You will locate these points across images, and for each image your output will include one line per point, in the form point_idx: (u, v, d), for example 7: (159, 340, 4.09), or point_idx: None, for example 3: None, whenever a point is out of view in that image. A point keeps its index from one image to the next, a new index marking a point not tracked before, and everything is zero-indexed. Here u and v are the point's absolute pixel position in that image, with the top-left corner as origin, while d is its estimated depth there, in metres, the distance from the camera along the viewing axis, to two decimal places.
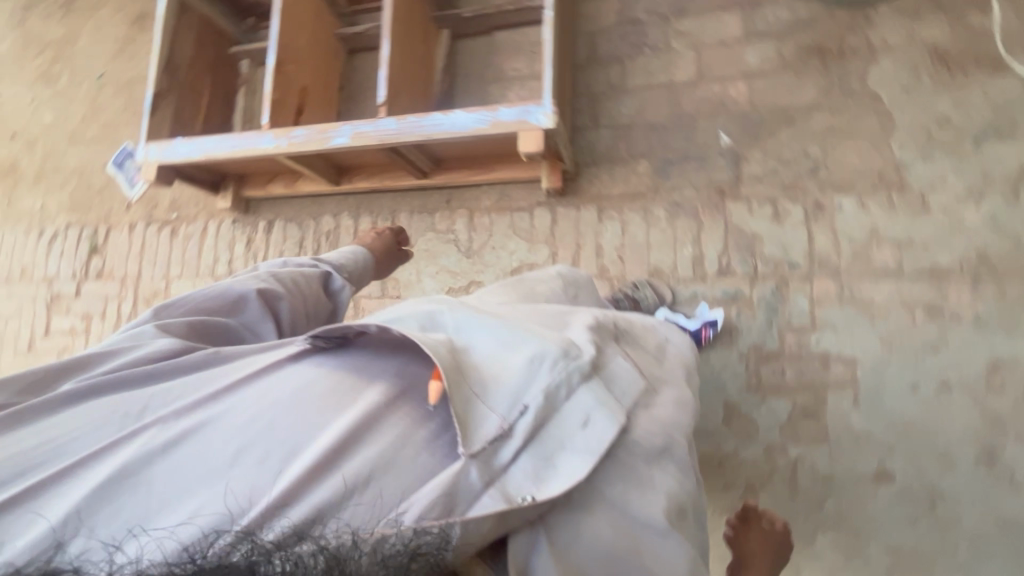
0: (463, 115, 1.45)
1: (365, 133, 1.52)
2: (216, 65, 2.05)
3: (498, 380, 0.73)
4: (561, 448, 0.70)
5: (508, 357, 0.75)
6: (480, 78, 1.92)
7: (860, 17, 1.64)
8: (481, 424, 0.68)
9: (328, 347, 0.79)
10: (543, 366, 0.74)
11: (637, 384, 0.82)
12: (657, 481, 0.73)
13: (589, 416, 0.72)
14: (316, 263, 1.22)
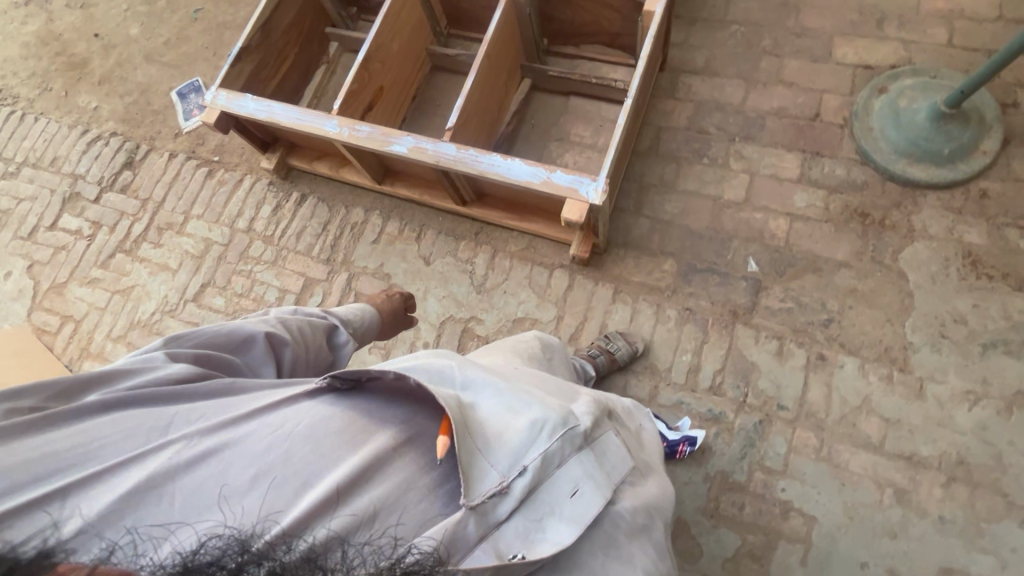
0: (520, 165, 1.50)
1: (423, 151, 1.57)
2: (308, 38, 2.14)
3: (501, 439, 0.81)
4: (550, 514, 0.79)
5: (513, 420, 0.84)
6: (545, 133, 2.00)
7: (908, 198, 1.71)
8: (483, 480, 0.76)
9: (344, 386, 0.86)
10: (544, 433, 0.82)
11: (624, 465, 0.92)
12: (631, 555, 0.86)
13: (578, 488, 0.82)
14: (324, 315, 1.17)
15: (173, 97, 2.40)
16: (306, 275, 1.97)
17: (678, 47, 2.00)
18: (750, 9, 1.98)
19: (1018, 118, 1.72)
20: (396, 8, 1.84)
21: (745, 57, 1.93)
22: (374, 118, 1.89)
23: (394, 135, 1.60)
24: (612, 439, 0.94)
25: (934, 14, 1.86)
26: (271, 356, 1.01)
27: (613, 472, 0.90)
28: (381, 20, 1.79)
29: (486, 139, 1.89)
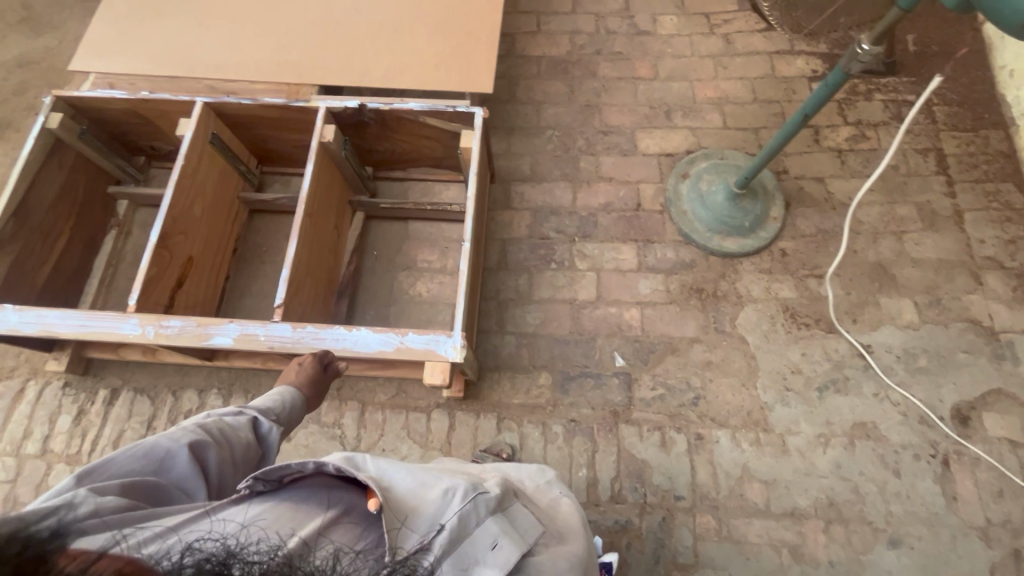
0: (368, 334, 1.38)
1: (253, 339, 1.38)
2: (86, 204, 1.82)
3: (419, 508, 0.88)
4: (475, 564, 0.84)
5: (427, 488, 0.92)
6: (390, 263, 1.90)
7: (730, 267, 1.90)
8: (404, 544, 0.82)
9: (268, 488, 0.87)
10: (456, 496, 0.90)
11: (540, 526, 0.99)
12: None
13: (497, 544, 0.88)
14: (241, 410, 1.09)
15: None
16: None
17: (502, 156, 2.05)
18: (557, 114, 2.12)
19: (790, 182, 2.04)
20: (192, 170, 1.64)
21: (564, 159, 2.04)
22: (187, 293, 1.64)
23: (211, 326, 1.39)
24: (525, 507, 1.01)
25: (707, 102, 2.15)
26: (195, 466, 0.92)
27: (530, 533, 0.96)
28: (173, 190, 1.57)
29: (328, 288, 1.75)
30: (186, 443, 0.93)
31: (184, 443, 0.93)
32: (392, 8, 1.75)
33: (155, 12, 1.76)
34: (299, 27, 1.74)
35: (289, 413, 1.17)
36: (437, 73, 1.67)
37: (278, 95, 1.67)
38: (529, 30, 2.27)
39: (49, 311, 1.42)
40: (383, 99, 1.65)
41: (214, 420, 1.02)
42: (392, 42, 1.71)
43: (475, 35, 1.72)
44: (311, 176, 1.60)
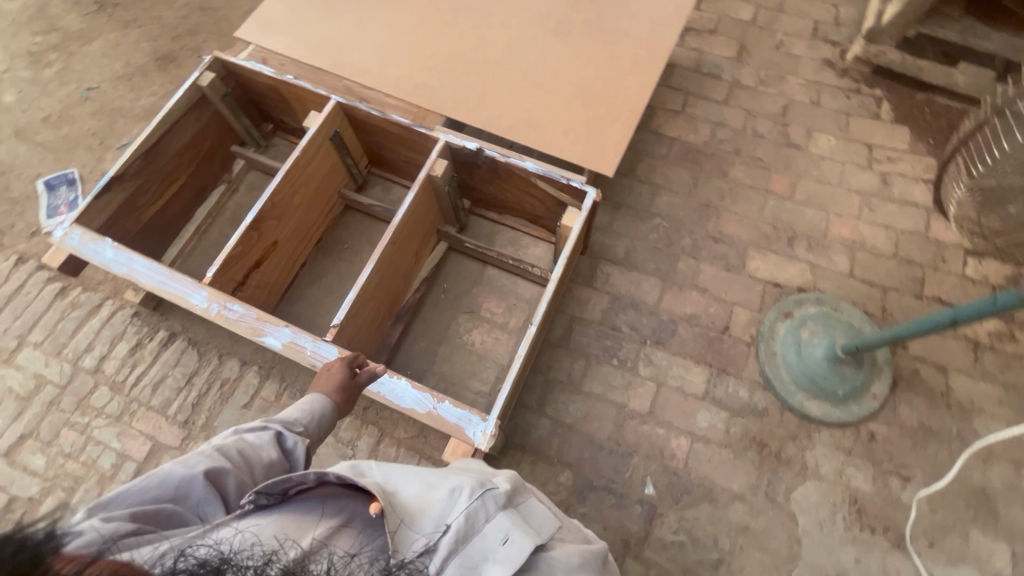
0: (406, 388, 1.34)
1: (299, 351, 1.39)
2: (207, 157, 1.92)
3: (424, 511, 0.93)
4: (482, 562, 0.87)
5: (432, 492, 0.96)
6: (454, 301, 1.87)
7: (804, 432, 1.70)
8: (409, 543, 0.87)
9: (272, 501, 0.89)
10: (461, 497, 0.94)
11: (553, 522, 1.01)
12: None
13: (508, 536, 0.91)
14: (267, 424, 1.06)
15: (40, 185, 2.09)
16: (154, 440, 1.69)
17: (600, 230, 1.96)
18: (672, 204, 1.99)
19: (905, 360, 1.79)
20: (304, 161, 1.67)
21: (663, 255, 1.92)
22: (262, 274, 1.69)
23: (268, 324, 1.41)
24: (537, 504, 1.04)
25: (838, 241, 1.94)
26: (216, 492, 0.90)
27: (542, 527, 0.99)
28: (281, 178, 1.61)
29: (388, 312, 1.73)
30: (201, 472, 0.90)
31: (200, 471, 0.90)
32: (542, 62, 1.72)
33: (327, 5, 1.84)
34: (449, 57, 1.74)
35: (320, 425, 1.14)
36: (563, 139, 1.61)
37: (406, 116, 1.68)
38: (671, 109, 2.16)
39: (136, 258, 1.50)
40: (502, 149, 1.61)
41: (237, 440, 0.99)
42: (530, 97, 1.67)
43: (615, 112, 1.64)
44: (408, 205, 1.59)
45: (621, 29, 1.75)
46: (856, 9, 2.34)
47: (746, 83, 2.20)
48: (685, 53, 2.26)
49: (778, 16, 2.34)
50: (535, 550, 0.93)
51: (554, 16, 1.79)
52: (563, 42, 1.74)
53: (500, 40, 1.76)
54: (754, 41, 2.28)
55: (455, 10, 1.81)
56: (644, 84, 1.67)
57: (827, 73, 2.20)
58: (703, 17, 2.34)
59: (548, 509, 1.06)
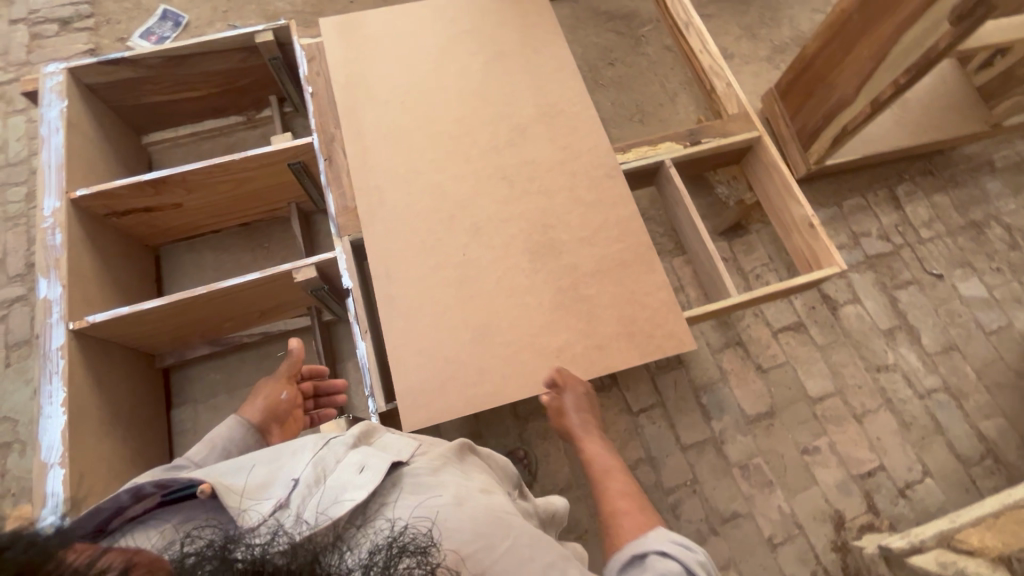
0: (56, 428, 1.27)
1: (41, 314, 1.37)
2: (238, 90, 1.96)
3: (263, 479, 0.78)
4: (342, 489, 0.74)
5: (276, 460, 0.82)
6: (273, 371, 1.76)
7: None
8: (253, 513, 0.72)
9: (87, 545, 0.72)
10: (306, 451, 0.83)
11: (409, 445, 0.89)
12: (445, 482, 0.81)
13: (366, 463, 0.78)
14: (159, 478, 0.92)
15: (159, 9, 2.30)
16: (4, 256, 1.84)
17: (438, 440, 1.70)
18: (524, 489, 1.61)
19: None
20: (245, 165, 1.61)
21: None
22: (151, 217, 1.70)
23: (55, 272, 1.42)
24: (393, 437, 0.92)
25: None
26: None
27: (401, 451, 0.88)
28: (206, 166, 1.57)
29: (199, 333, 1.66)
30: None
31: None
32: (487, 272, 1.45)
33: (401, 58, 1.72)
34: (429, 188, 1.55)
35: (240, 451, 1.06)
36: (416, 357, 1.37)
37: (339, 205, 1.53)
38: (629, 400, 1.75)
39: (56, 134, 1.57)
40: (361, 311, 1.41)
41: None
42: (440, 291, 1.43)
43: (484, 381, 1.35)
44: (250, 280, 1.45)
45: (588, 309, 1.42)
46: (939, 496, 1.69)
47: (727, 451, 1.70)
48: (707, 363, 1.80)
49: (847, 419, 1.76)
50: (396, 477, 0.80)
51: (551, 237, 1.50)
52: (527, 270, 1.46)
53: (481, 216, 1.52)
54: (789, 418, 1.75)
55: (482, 153, 1.59)
56: (540, 383, 1.35)
57: (820, 529, 1.63)
58: (766, 348, 1.83)
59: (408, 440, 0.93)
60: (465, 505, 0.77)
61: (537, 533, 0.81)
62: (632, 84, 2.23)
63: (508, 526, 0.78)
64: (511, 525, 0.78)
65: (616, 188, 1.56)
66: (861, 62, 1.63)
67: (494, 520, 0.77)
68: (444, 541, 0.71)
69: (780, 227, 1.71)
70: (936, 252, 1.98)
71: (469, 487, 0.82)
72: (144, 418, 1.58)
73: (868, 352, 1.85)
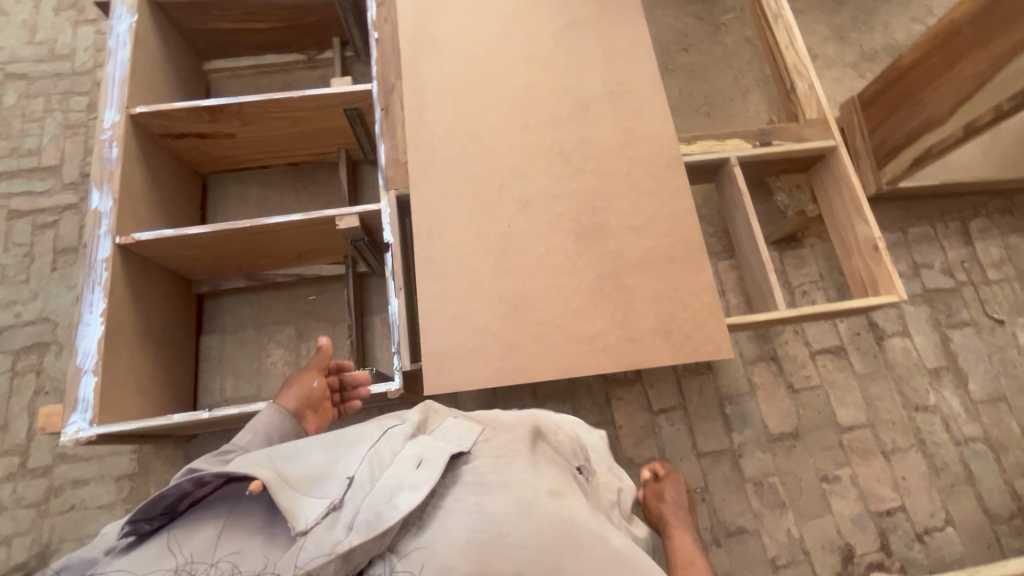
0: (93, 337, 1.31)
1: (91, 224, 1.40)
2: (304, 27, 1.93)
3: (320, 473, 0.77)
4: (397, 491, 0.72)
5: (335, 451, 0.81)
6: (302, 313, 1.77)
7: None
8: (311, 510, 0.71)
9: (153, 526, 0.74)
10: (363, 443, 0.81)
11: (470, 433, 0.86)
12: (511, 477, 0.77)
13: (422, 459, 0.77)
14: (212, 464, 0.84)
15: None
16: (60, 162, 1.88)
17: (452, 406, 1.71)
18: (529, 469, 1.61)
19: None
20: (302, 104, 1.60)
21: None
22: (204, 144, 1.71)
23: (108, 185, 1.44)
24: (453, 423, 0.89)
25: None
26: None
27: (463, 441, 0.86)
28: (264, 99, 1.55)
29: (238, 266, 1.67)
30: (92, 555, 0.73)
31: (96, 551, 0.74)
32: (529, 247, 1.42)
33: (472, 14, 1.66)
34: (483, 152, 1.50)
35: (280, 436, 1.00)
36: (445, 322, 1.35)
37: (390, 157, 1.51)
38: (651, 399, 1.71)
39: (123, 48, 1.57)
40: (398, 268, 1.39)
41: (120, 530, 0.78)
42: (479, 259, 1.40)
43: (510, 356, 1.33)
44: (293, 221, 1.45)
45: (627, 300, 1.38)
46: (957, 548, 1.63)
47: (743, 465, 1.66)
48: (737, 373, 1.75)
49: (873, 454, 1.70)
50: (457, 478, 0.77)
51: (600, 220, 1.45)
52: (570, 251, 1.42)
53: (531, 188, 1.47)
54: (813, 443, 1.70)
55: (542, 125, 1.54)
56: (567, 367, 1.32)
57: (826, 558, 1.59)
58: (801, 367, 1.76)
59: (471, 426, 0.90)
60: (528, 512, 0.72)
61: (614, 549, 0.74)
62: (704, 73, 2.13)
63: (578, 542, 0.72)
64: (583, 539, 0.73)
65: (675, 179, 1.49)
66: (960, 81, 1.51)
67: (564, 528, 0.72)
68: (507, 558, 0.67)
69: (840, 245, 1.62)
70: (1001, 296, 1.86)
71: (537, 488, 0.77)
72: (175, 340, 1.61)
73: (908, 389, 1.76)
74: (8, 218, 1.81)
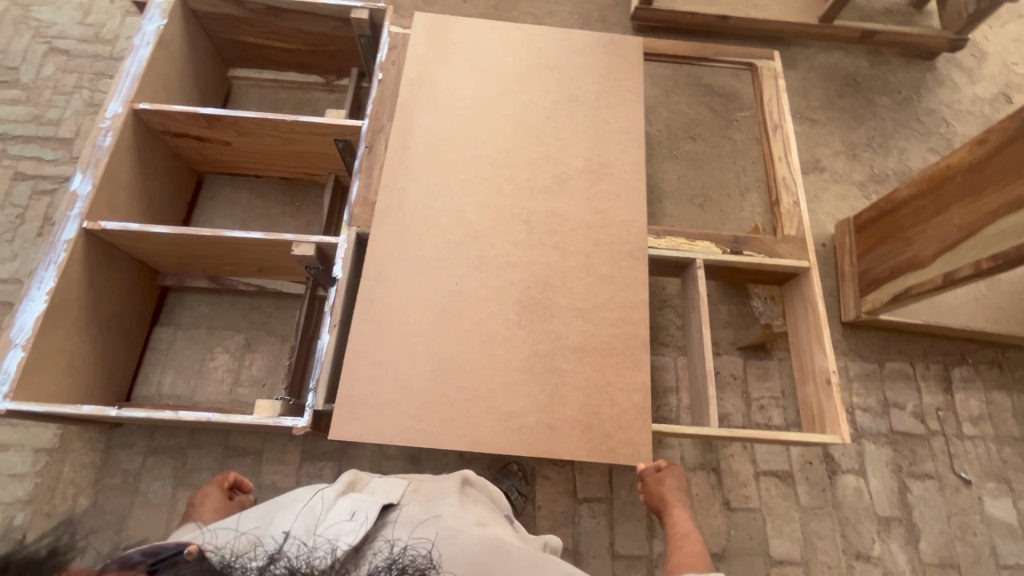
0: (33, 312, 1.35)
1: (65, 205, 1.46)
2: (325, 54, 2.02)
3: (258, 533, 0.88)
4: (340, 527, 0.87)
5: (269, 519, 0.94)
6: (256, 324, 1.80)
7: None
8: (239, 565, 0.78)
9: None
10: (297, 505, 0.96)
11: (394, 488, 1.05)
12: (439, 514, 0.97)
13: (357, 510, 0.93)
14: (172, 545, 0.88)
15: None
16: (75, 136, 1.99)
17: (376, 449, 1.69)
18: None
19: None
20: (296, 128, 1.65)
21: None
22: (202, 147, 1.79)
23: (92, 170, 1.51)
24: (379, 482, 1.08)
25: None
26: None
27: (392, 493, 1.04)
28: (259, 118, 1.62)
29: (203, 267, 1.72)
30: None
31: None
32: (471, 310, 1.41)
33: (476, 72, 1.70)
34: (452, 207, 1.52)
35: None
36: (368, 368, 1.34)
37: (361, 195, 1.54)
38: (577, 484, 1.66)
39: (145, 47, 1.67)
40: (338, 304, 1.40)
41: None
42: (418, 312, 1.40)
43: (423, 417, 1.30)
44: (253, 238, 1.49)
45: (556, 383, 1.35)
46: None
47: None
48: None
49: None
50: (389, 521, 0.95)
51: (548, 297, 1.43)
52: (511, 322, 1.40)
53: (488, 252, 1.47)
54: (737, 569, 1.60)
55: (514, 191, 1.55)
56: (478, 440, 1.29)
57: None
58: (742, 485, 1.68)
59: (397, 483, 1.09)
60: (459, 536, 0.92)
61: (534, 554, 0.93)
62: (707, 166, 2.12)
63: (504, 553, 0.91)
64: (509, 551, 0.92)
65: (634, 271, 1.47)
66: (947, 229, 1.46)
67: (488, 542, 0.93)
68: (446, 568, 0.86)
69: (798, 368, 1.56)
70: (973, 455, 1.75)
71: (464, 520, 0.97)
72: (124, 326, 1.65)
73: (853, 533, 1.65)
74: (12, 178, 1.91)
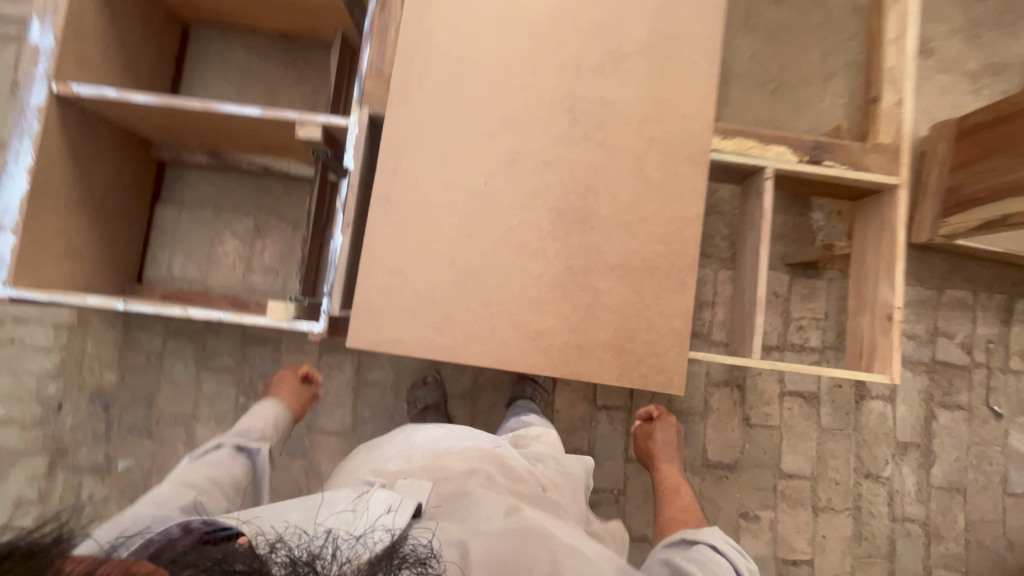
0: (15, 191, 1.21)
1: (27, 60, 1.23)
2: None
3: (294, 516, 0.86)
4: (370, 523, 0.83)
5: (303, 500, 0.90)
6: (265, 208, 1.66)
7: None
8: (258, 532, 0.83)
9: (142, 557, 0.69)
10: (331, 493, 0.92)
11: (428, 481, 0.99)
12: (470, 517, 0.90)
13: (394, 503, 0.89)
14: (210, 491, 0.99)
15: None
16: None
17: None
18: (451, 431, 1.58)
19: None
20: None
21: (384, 424, 1.63)
22: None
23: (50, 17, 1.24)
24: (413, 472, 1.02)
25: None
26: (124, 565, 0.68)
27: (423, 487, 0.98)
28: None
29: (199, 141, 1.52)
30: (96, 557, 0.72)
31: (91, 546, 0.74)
32: (499, 216, 1.24)
33: None
34: (483, 88, 1.26)
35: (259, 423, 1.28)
36: (387, 276, 1.23)
37: (374, 66, 1.28)
38: (596, 392, 1.65)
39: None
40: (351, 200, 1.24)
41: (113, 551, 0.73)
42: (441, 215, 1.24)
43: (445, 331, 1.22)
44: (250, 115, 1.27)
45: (590, 303, 1.23)
46: None
47: None
48: (695, 392, 1.64)
49: (803, 505, 1.64)
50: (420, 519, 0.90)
51: (588, 206, 1.25)
52: (544, 232, 1.24)
53: (522, 147, 1.26)
54: (746, 479, 1.64)
55: (558, 70, 1.27)
56: (503, 357, 1.22)
57: None
58: (765, 403, 1.65)
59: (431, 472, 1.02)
60: (487, 540, 0.84)
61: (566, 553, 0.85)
62: (789, 41, 1.75)
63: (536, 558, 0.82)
64: (539, 551, 0.83)
65: (691, 179, 1.26)
66: None
67: (523, 540, 0.85)
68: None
69: (855, 298, 1.41)
70: (1012, 390, 1.68)
71: (494, 518, 0.89)
72: (122, 205, 1.52)
73: (867, 455, 1.66)
74: None
